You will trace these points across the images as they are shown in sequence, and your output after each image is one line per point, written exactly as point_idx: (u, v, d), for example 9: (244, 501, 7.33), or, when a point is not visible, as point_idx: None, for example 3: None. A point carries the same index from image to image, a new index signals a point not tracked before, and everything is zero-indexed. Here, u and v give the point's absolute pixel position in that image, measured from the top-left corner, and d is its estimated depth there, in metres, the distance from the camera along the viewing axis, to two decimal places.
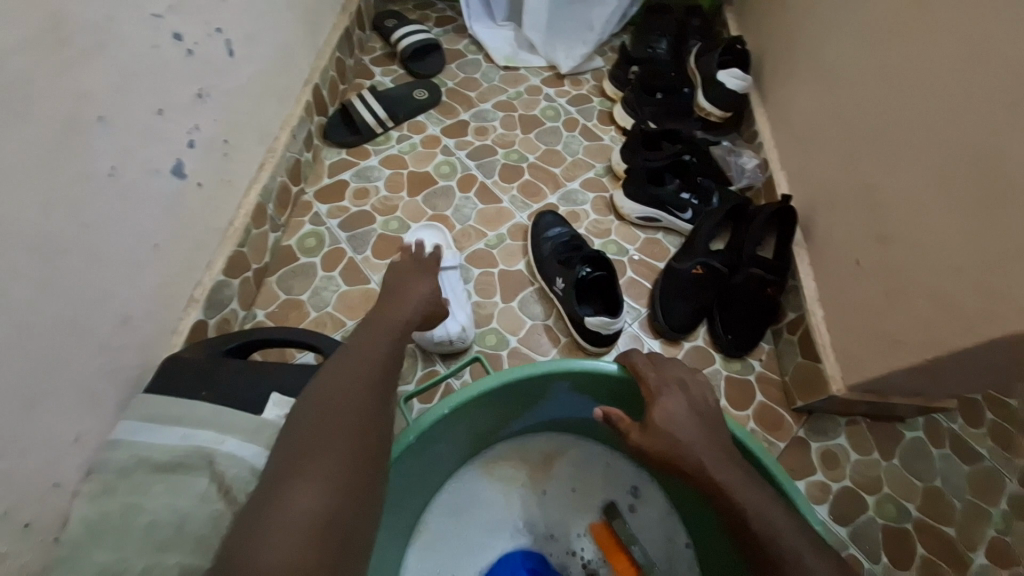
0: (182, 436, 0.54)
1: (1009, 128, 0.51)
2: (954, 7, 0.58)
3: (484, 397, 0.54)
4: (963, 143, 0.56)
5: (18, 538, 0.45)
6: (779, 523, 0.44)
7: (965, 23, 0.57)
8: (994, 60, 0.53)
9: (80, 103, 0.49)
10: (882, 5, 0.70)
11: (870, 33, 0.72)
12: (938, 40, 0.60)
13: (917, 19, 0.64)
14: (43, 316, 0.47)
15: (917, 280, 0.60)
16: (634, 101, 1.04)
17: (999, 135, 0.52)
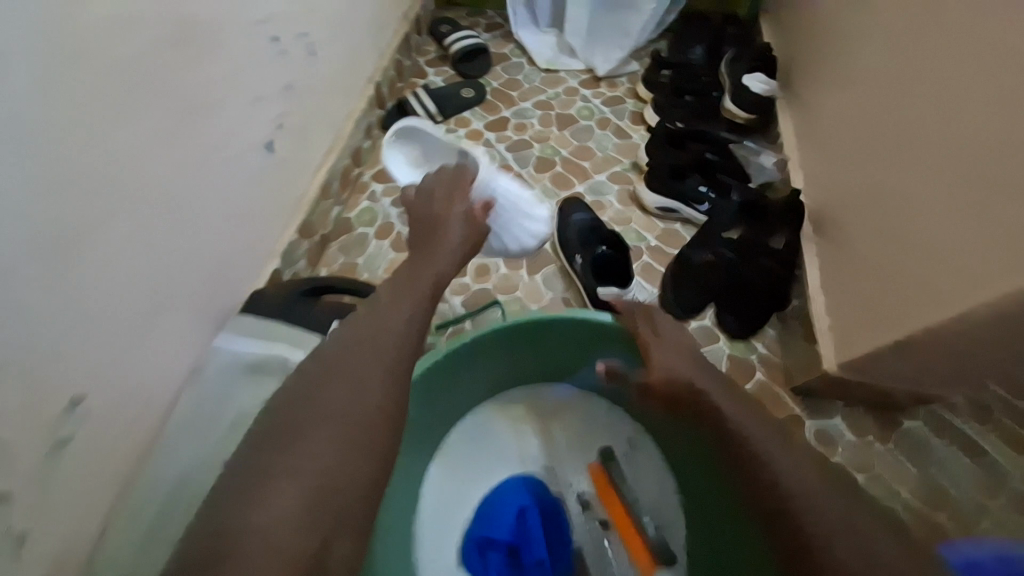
0: (263, 345, 0.68)
1: (992, 129, 0.55)
2: (956, 18, 0.63)
3: (500, 335, 0.65)
4: (954, 142, 0.60)
5: (139, 410, 0.59)
6: (763, 444, 0.50)
7: (962, 33, 0.62)
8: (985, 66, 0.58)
9: (203, 87, 0.63)
10: (896, 15, 0.75)
11: (886, 41, 0.77)
12: (942, 41, 0.65)
13: (924, 23, 0.68)
14: (169, 249, 0.61)
15: (911, 269, 0.64)
16: (663, 103, 1.10)
17: (985, 135, 0.56)
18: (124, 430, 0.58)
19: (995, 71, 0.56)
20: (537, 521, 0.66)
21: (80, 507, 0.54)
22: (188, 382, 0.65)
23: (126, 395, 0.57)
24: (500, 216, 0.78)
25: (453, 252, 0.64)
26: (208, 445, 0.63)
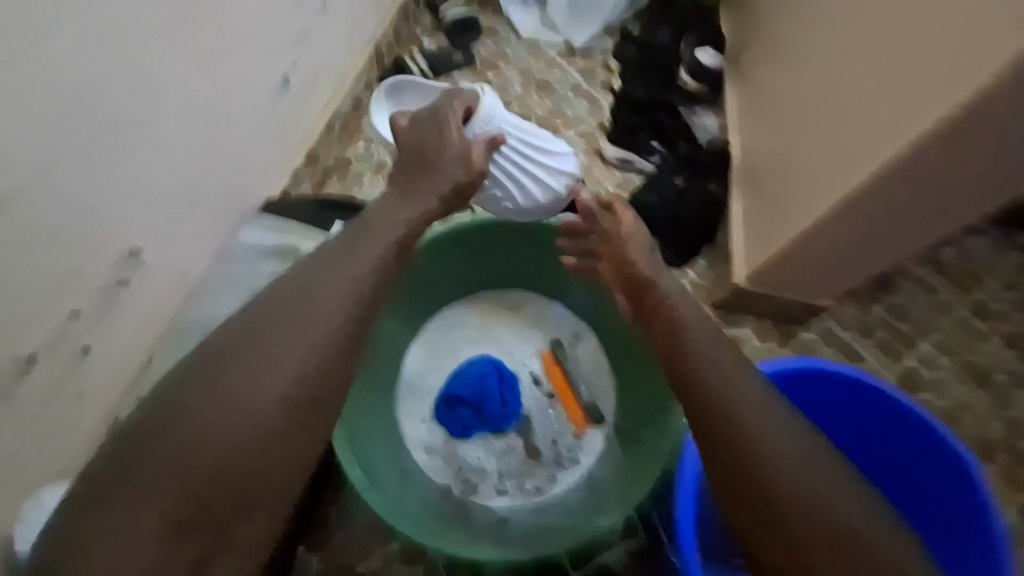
0: (277, 236, 0.83)
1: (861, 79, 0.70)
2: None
3: (475, 231, 0.84)
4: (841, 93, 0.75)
5: (176, 277, 0.72)
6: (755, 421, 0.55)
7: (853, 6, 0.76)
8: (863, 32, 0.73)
9: (239, 22, 0.75)
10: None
11: (808, 16, 0.91)
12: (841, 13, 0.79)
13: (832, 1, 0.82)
14: (205, 152, 0.74)
15: (801, 196, 0.79)
16: (628, 74, 1.28)
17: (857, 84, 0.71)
18: (168, 290, 0.72)
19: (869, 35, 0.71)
20: (496, 384, 0.82)
21: (134, 343, 0.68)
22: (217, 263, 0.79)
23: (170, 261, 0.71)
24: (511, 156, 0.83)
25: (448, 175, 0.73)
26: (230, 312, 0.76)
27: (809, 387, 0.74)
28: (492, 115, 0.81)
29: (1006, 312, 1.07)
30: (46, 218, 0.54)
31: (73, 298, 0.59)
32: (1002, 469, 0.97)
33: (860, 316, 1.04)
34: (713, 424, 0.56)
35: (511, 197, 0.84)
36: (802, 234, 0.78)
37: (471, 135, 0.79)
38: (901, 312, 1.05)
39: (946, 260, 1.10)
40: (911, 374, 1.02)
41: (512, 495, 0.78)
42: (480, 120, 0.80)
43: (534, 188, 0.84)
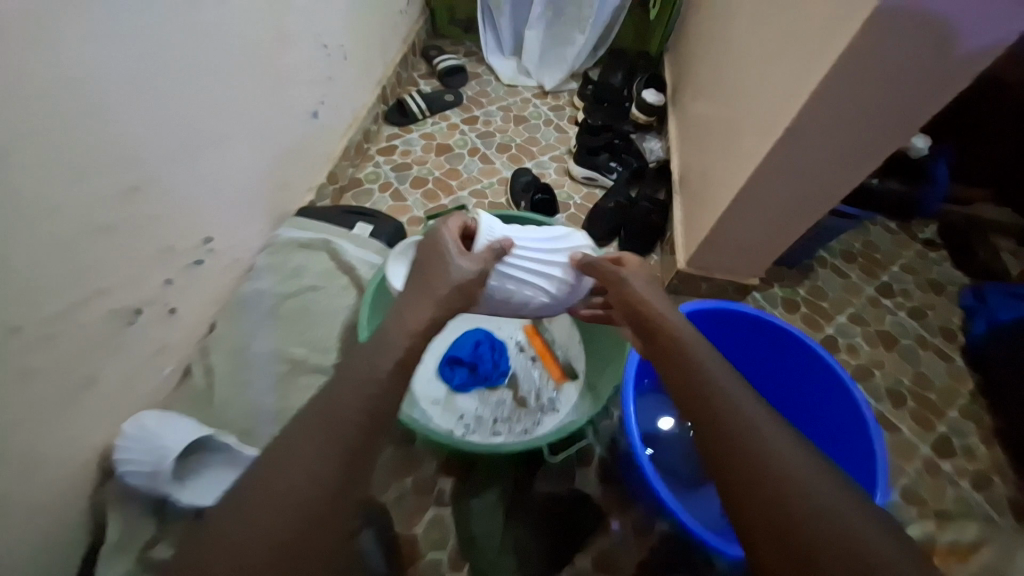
0: (311, 232, 1.01)
1: (751, 107, 0.96)
2: (745, 51, 1.06)
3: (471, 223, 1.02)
4: (740, 118, 1.01)
5: (232, 259, 0.92)
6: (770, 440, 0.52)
7: (747, 57, 1.03)
8: (751, 74, 1.00)
9: (286, 70, 0.99)
10: (725, 49, 1.18)
11: (720, 64, 1.19)
12: (740, 62, 1.07)
13: (735, 53, 1.10)
14: (257, 165, 0.95)
15: (718, 194, 1.04)
16: (590, 109, 1.55)
17: (750, 110, 0.97)
18: (227, 268, 0.91)
19: (754, 77, 0.98)
20: (488, 349, 1.01)
21: (201, 310, 0.85)
22: (261, 250, 0.99)
23: (230, 246, 0.91)
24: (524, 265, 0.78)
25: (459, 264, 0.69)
26: (276, 288, 0.94)
27: (736, 327, 0.95)
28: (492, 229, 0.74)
29: (907, 290, 1.30)
30: (159, 202, 0.74)
31: (166, 270, 0.77)
32: (911, 413, 1.12)
33: (785, 292, 1.26)
34: (732, 447, 0.52)
35: (543, 291, 0.80)
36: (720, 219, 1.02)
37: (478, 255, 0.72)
38: (819, 290, 1.27)
39: (854, 250, 1.36)
40: (830, 340, 1.20)
41: (504, 435, 0.93)
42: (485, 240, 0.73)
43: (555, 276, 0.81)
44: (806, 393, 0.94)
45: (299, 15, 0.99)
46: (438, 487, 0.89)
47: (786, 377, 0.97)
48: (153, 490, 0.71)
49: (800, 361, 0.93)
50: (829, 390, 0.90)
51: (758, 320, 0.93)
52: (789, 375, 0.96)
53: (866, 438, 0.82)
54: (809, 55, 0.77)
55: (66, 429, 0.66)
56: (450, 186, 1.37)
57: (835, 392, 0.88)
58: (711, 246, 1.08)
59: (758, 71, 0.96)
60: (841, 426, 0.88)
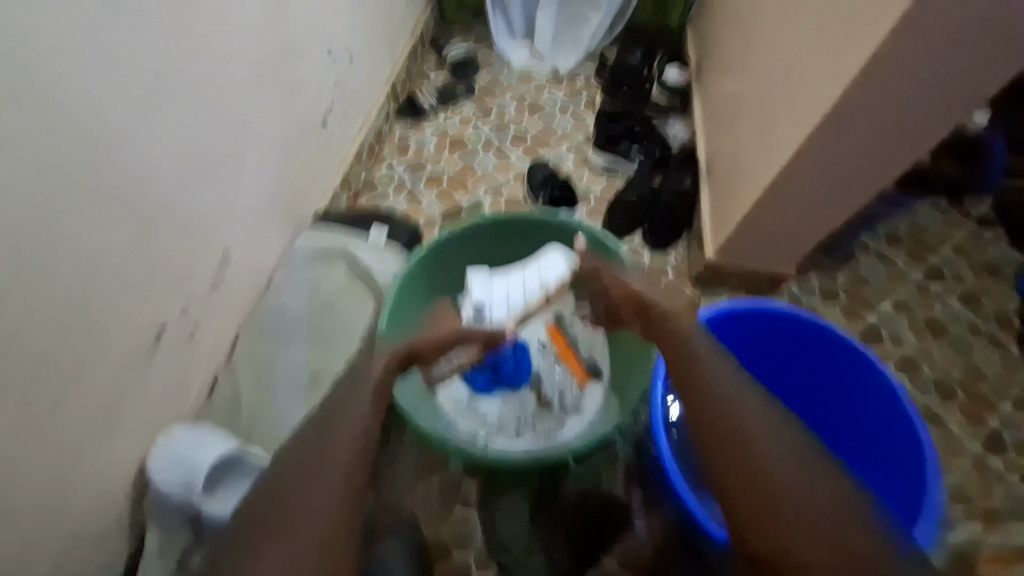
0: (328, 242, 1.00)
1: (786, 89, 0.89)
2: (779, 25, 0.97)
3: (489, 223, 0.98)
4: (775, 99, 0.93)
5: (250, 277, 0.92)
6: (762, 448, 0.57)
7: (781, 33, 0.95)
8: (786, 50, 0.91)
9: (295, 78, 0.97)
10: (756, 20, 1.09)
11: (750, 38, 1.10)
12: (774, 36, 0.98)
13: (769, 26, 1.01)
14: (270, 177, 0.94)
15: (749, 184, 0.98)
16: (608, 92, 1.47)
17: (785, 92, 0.89)
18: (247, 283, 0.91)
19: (789, 54, 0.90)
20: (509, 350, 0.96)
21: (221, 330, 0.86)
22: (279, 263, 0.99)
23: (249, 262, 0.91)
24: None
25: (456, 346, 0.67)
26: (298, 302, 0.94)
27: (776, 328, 0.86)
28: None
29: (959, 275, 1.20)
30: (175, 225, 0.74)
31: (186, 293, 0.78)
32: (961, 409, 1.04)
33: (823, 283, 1.18)
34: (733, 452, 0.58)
35: None
36: (752, 210, 0.95)
37: None
38: (860, 279, 1.19)
39: (900, 233, 1.26)
40: (873, 332, 1.13)
41: (527, 438, 0.91)
42: None
43: None
44: (851, 403, 0.84)
45: (304, 19, 0.96)
46: (461, 497, 0.89)
47: (826, 388, 0.86)
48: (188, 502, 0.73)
49: (844, 371, 0.83)
50: (881, 404, 0.79)
51: (797, 320, 0.84)
52: (830, 389, 0.86)
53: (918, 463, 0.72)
54: (853, 32, 0.70)
55: (96, 454, 0.68)
56: (465, 183, 1.33)
57: (888, 405, 0.77)
58: (743, 237, 1.02)
59: (795, 49, 0.88)
60: (889, 447, 0.78)
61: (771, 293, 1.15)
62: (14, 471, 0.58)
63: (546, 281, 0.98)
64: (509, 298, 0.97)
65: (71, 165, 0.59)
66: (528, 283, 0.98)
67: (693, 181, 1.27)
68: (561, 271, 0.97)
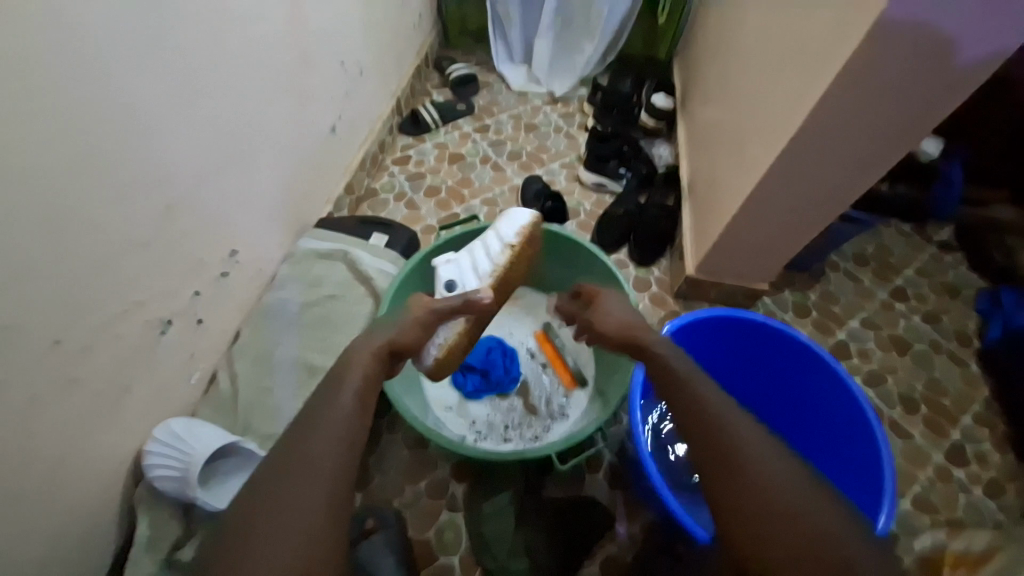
0: (330, 243, 1.05)
1: (759, 116, 0.97)
2: (752, 60, 1.06)
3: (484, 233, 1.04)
4: (749, 126, 1.02)
5: (257, 273, 0.97)
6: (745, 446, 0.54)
7: (754, 67, 1.05)
8: (758, 82, 1.00)
9: (307, 90, 1.04)
10: (734, 55, 1.19)
11: (729, 69, 1.20)
12: (749, 70, 1.08)
13: (745, 60, 1.11)
14: (278, 180, 1.00)
15: (726, 202, 1.05)
16: (600, 116, 1.57)
17: (758, 118, 0.98)
18: (252, 278, 0.96)
19: (761, 86, 0.99)
20: (500, 356, 1.03)
21: (226, 320, 0.90)
22: (283, 261, 1.04)
23: (255, 257, 0.96)
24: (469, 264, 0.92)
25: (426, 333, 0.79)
26: (299, 296, 0.98)
27: (741, 336, 0.91)
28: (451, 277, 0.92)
29: (921, 294, 1.29)
30: (192, 220, 0.79)
31: (196, 283, 0.82)
32: (923, 419, 1.11)
33: (795, 297, 1.26)
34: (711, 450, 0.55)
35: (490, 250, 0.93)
36: (728, 226, 1.02)
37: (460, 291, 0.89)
38: (830, 296, 1.27)
39: (867, 254, 1.35)
40: (842, 346, 1.20)
41: (515, 442, 0.95)
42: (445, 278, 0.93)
43: (491, 246, 0.94)
44: (810, 406, 0.89)
45: (319, 36, 1.04)
46: (450, 490, 0.92)
47: (790, 392, 0.92)
48: (183, 493, 0.74)
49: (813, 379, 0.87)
50: (836, 404, 0.84)
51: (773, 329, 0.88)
52: (798, 394, 0.91)
53: (876, 472, 0.77)
54: (815, 68, 0.78)
55: (102, 434, 0.70)
56: (462, 195, 1.40)
57: (842, 405, 0.83)
58: (721, 253, 1.09)
59: (766, 81, 0.97)
60: (850, 452, 0.83)
61: (747, 306, 1.22)
62: (29, 443, 0.60)
63: (506, 235, 0.94)
64: (475, 261, 0.94)
65: (103, 159, 0.64)
66: (489, 242, 0.94)
67: (676, 199, 1.35)
68: (521, 225, 0.95)
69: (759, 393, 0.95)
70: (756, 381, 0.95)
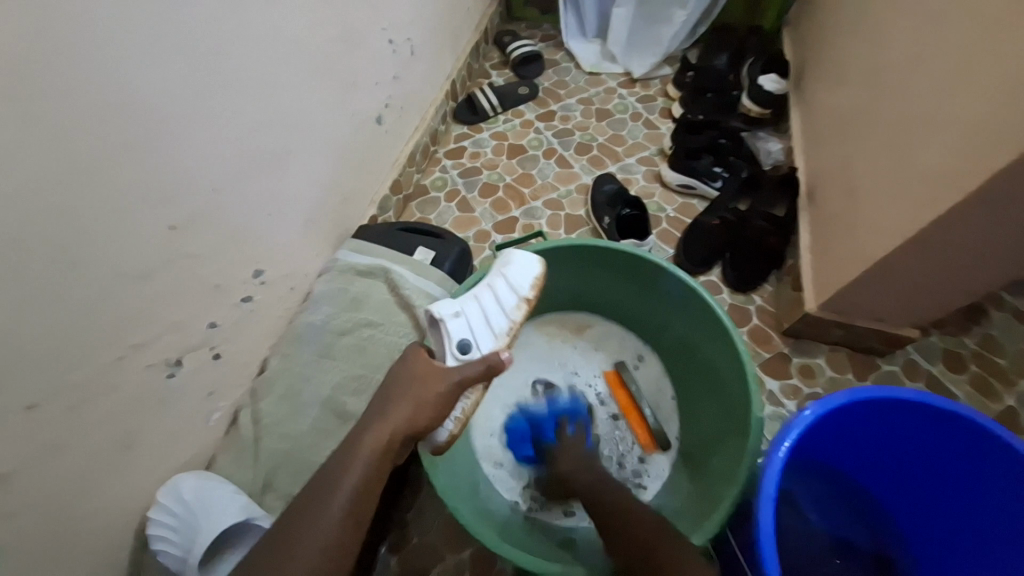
0: (372, 258, 0.91)
1: (938, 109, 0.70)
2: (920, 30, 0.78)
3: (551, 253, 0.85)
4: (915, 121, 0.75)
5: (287, 293, 0.84)
6: None
7: (924, 39, 0.76)
8: (937, 59, 0.72)
9: (349, 77, 0.88)
10: (883, 20, 0.90)
11: (876, 39, 0.91)
12: (914, 39, 0.79)
13: (904, 28, 0.82)
14: (315, 184, 0.86)
15: (874, 224, 0.79)
16: (689, 100, 1.31)
17: (934, 112, 0.71)
18: (282, 299, 0.84)
19: (940, 68, 0.71)
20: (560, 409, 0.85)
21: (251, 350, 0.79)
22: (320, 276, 0.91)
23: (286, 274, 0.83)
24: (479, 320, 0.71)
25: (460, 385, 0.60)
26: (332, 322, 0.85)
27: (895, 414, 0.67)
28: (458, 336, 0.69)
29: None
30: (204, 239, 0.66)
31: (213, 313, 0.70)
32: None
33: (945, 343, 0.97)
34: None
35: (503, 299, 0.73)
36: (877, 258, 0.77)
37: (471, 356, 0.69)
38: (993, 343, 0.97)
39: None
40: (1010, 414, 0.91)
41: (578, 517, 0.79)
42: (450, 336, 0.69)
43: (503, 294, 0.73)
44: (987, 510, 0.66)
45: (362, 10, 0.87)
46: (498, 566, 0.77)
47: (957, 485, 0.69)
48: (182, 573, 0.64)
49: (1012, 502, 0.63)
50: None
51: (972, 425, 0.63)
52: (960, 486, 0.68)
53: None
54: None
55: (102, 494, 0.61)
56: (523, 195, 1.21)
57: None
58: (863, 287, 0.83)
59: (952, 60, 0.69)
60: None
61: (878, 351, 0.96)
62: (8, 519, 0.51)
63: (520, 284, 0.74)
64: (486, 315, 0.71)
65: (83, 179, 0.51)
66: (500, 290, 0.73)
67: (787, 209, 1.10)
68: (535, 271, 0.75)
69: (903, 473, 0.73)
70: (904, 462, 0.72)
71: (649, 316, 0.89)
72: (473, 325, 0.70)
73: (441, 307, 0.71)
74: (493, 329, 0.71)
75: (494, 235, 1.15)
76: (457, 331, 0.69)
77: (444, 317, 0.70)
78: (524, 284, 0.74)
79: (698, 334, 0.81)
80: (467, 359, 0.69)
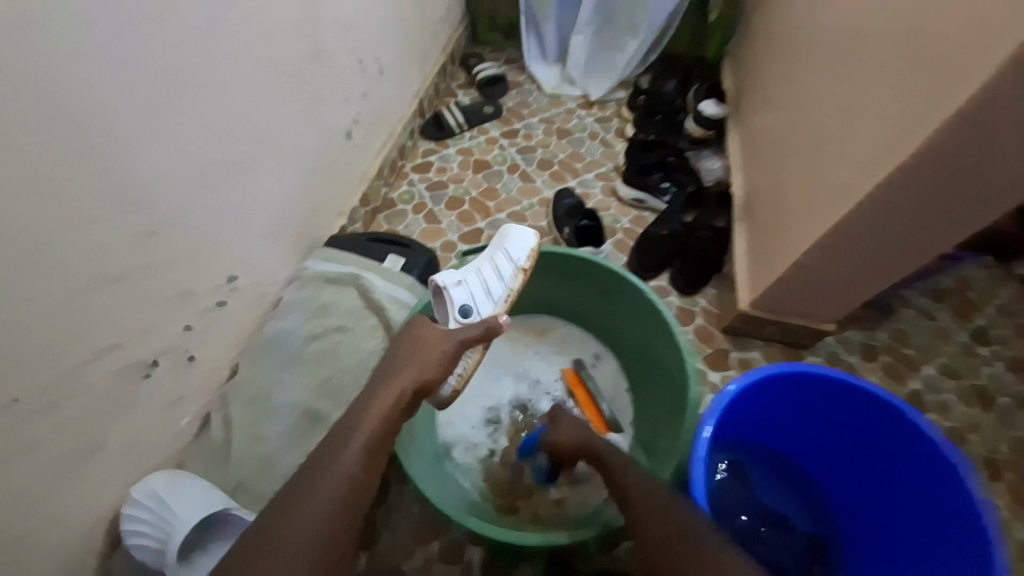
0: (342, 266, 0.94)
1: (840, 134, 0.82)
2: (828, 66, 0.91)
3: None
4: (824, 144, 0.87)
5: (256, 300, 0.87)
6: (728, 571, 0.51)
7: (832, 75, 0.89)
8: (839, 93, 0.85)
9: (320, 93, 0.93)
10: (801, 57, 1.03)
11: (796, 72, 1.05)
12: (823, 75, 0.92)
13: (816, 64, 0.96)
14: (285, 194, 0.90)
15: (793, 230, 0.91)
16: (641, 122, 1.42)
17: (837, 136, 0.83)
18: (252, 305, 0.86)
19: (842, 100, 0.84)
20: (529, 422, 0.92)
21: (220, 355, 0.81)
22: (289, 284, 0.94)
23: (256, 281, 0.86)
24: (479, 287, 0.77)
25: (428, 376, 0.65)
26: (301, 328, 0.88)
27: (808, 389, 0.77)
28: (460, 301, 0.75)
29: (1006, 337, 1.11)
30: (177, 244, 0.69)
31: (185, 316, 0.72)
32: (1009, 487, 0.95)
33: (862, 336, 1.10)
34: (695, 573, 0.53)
35: (501, 269, 0.80)
36: (795, 260, 0.88)
37: (472, 319, 0.76)
38: (902, 336, 1.11)
39: (943, 288, 1.18)
40: (916, 396, 1.04)
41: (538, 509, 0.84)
42: (453, 301, 0.75)
43: (501, 265, 0.80)
44: (892, 468, 0.76)
45: (334, 33, 0.93)
46: (466, 555, 0.81)
47: (866, 448, 0.78)
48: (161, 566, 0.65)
49: (914, 465, 0.72)
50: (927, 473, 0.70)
51: (872, 397, 0.73)
52: (869, 449, 0.78)
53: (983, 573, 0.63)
54: (916, 84, 0.65)
55: (70, 496, 0.61)
56: (488, 207, 1.28)
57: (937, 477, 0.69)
58: (788, 286, 0.94)
59: (849, 94, 0.82)
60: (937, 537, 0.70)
61: (806, 346, 1.07)
62: None
63: (517, 256, 0.81)
64: (486, 283, 0.78)
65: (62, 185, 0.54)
66: (499, 262, 0.80)
67: (726, 221, 1.20)
68: (530, 244, 0.82)
69: (824, 442, 0.83)
70: (823, 432, 0.82)
71: (603, 317, 0.97)
72: (474, 292, 0.77)
73: (443, 275, 0.77)
74: (493, 296, 0.78)
75: (461, 245, 1.21)
76: (459, 296, 0.76)
77: (447, 283, 0.75)
78: (520, 256, 0.82)
79: (646, 332, 0.89)
80: (469, 322, 0.75)
